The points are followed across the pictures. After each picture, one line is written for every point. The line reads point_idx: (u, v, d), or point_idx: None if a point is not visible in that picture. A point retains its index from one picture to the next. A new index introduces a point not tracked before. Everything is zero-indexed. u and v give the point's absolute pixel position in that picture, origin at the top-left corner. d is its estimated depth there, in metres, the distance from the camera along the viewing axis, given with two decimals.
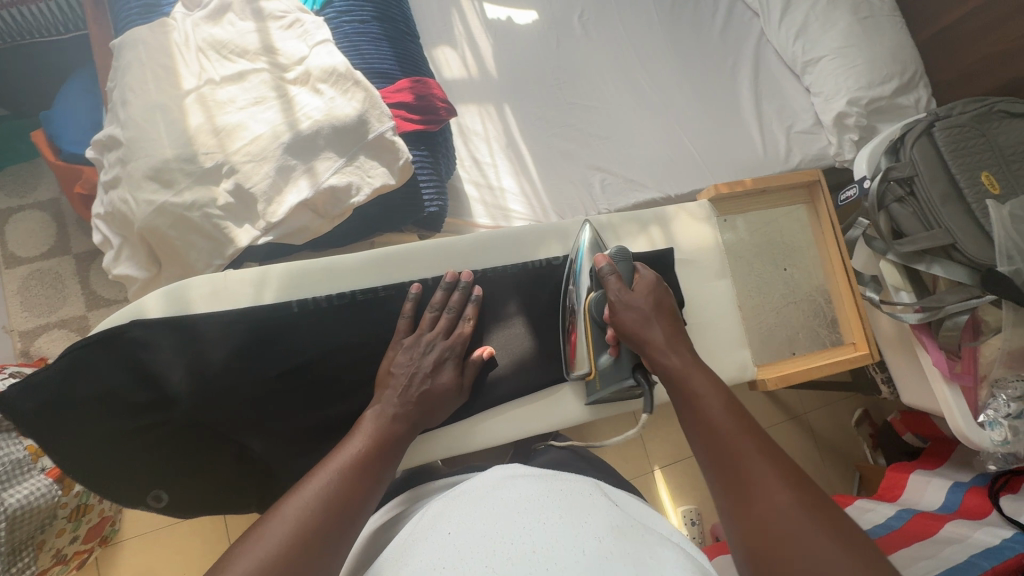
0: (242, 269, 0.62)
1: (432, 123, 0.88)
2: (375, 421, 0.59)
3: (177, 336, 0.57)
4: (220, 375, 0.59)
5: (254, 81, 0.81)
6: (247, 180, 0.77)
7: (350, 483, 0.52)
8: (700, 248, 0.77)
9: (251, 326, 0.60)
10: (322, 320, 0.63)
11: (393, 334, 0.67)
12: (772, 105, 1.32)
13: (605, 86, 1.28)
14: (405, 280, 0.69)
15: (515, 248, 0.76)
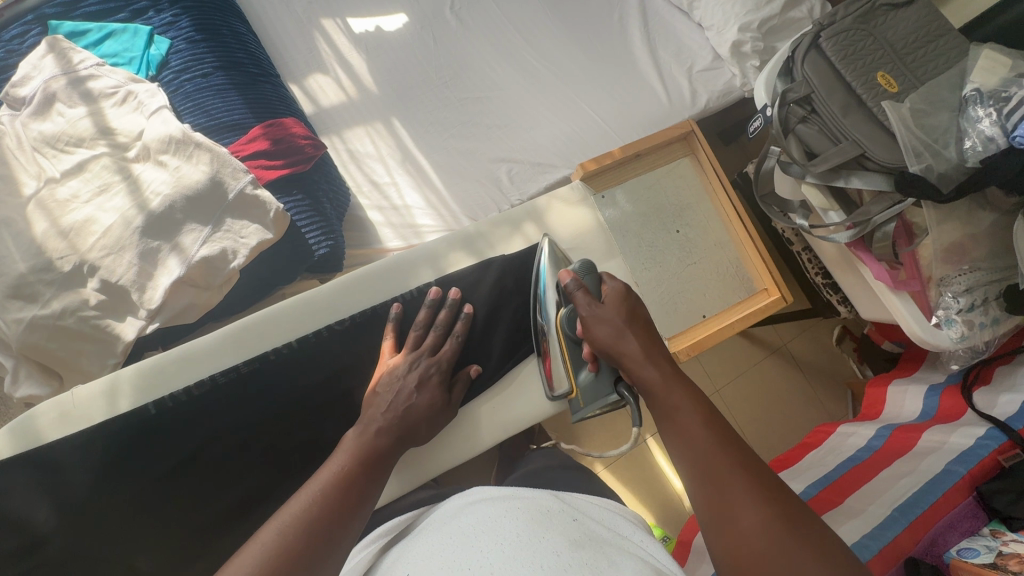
0: (89, 384, 0.61)
1: (299, 164, 0.85)
2: (358, 439, 0.61)
3: (34, 475, 0.58)
4: (90, 499, 0.59)
5: (95, 169, 0.76)
6: (111, 274, 0.73)
7: (337, 498, 0.55)
8: (580, 232, 0.77)
9: (109, 443, 0.60)
10: (184, 415, 0.62)
11: (262, 412, 0.65)
12: (668, 50, 1.27)
13: (492, 73, 1.22)
14: (266, 349, 0.66)
15: (384, 283, 0.71)
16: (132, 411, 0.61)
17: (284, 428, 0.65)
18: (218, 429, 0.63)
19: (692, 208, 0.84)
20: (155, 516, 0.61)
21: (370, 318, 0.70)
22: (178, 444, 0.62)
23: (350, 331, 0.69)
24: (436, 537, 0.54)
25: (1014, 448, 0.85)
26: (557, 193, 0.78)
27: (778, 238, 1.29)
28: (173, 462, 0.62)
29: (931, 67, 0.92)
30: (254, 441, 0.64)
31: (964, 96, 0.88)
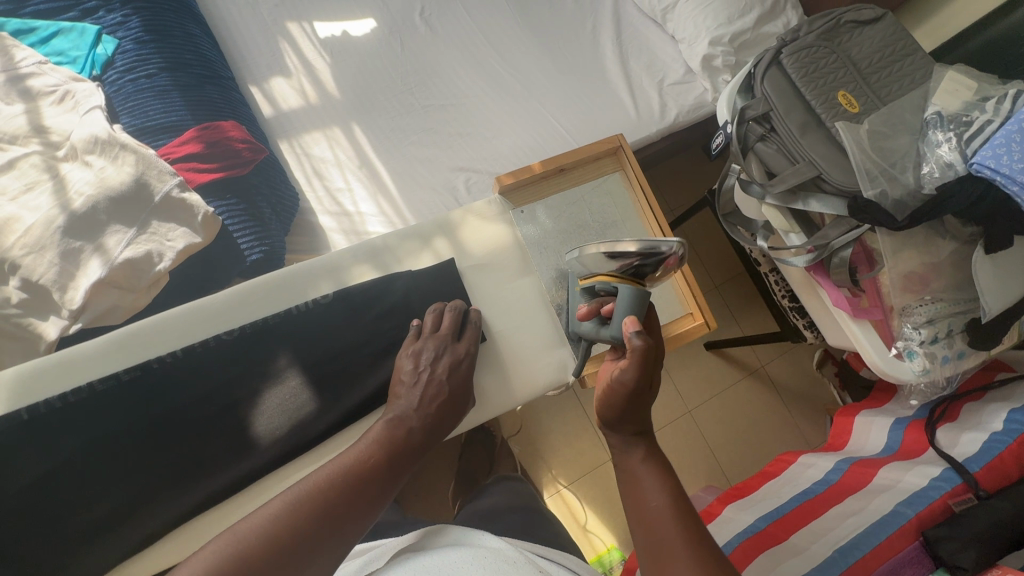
0: None
1: (236, 168, 0.85)
2: (390, 424, 0.61)
3: None
4: None
5: (24, 166, 0.76)
6: (32, 274, 0.73)
7: (366, 480, 0.55)
8: (496, 247, 0.78)
9: None
10: (60, 418, 0.62)
11: (139, 419, 0.64)
12: (640, 61, 1.25)
13: (457, 81, 1.21)
14: (149, 357, 0.66)
15: (279, 294, 0.71)
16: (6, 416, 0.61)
17: (169, 434, 0.65)
18: (101, 432, 0.63)
19: (619, 226, 0.82)
20: (34, 520, 0.60)
21: (261, 329, 0.69)
22: (56, 447, 0.61)
23: (241, 341, 0.68)
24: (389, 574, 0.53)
25: (968, 492, 0.81)
26: (472, 207, 0.79)
27: (747, 258, 1.25)
28: (52, 465, 0.61)
29: (895, 87, 0.88)
30: (139, 446, 0.64)
31: (926, 119, 0.84)
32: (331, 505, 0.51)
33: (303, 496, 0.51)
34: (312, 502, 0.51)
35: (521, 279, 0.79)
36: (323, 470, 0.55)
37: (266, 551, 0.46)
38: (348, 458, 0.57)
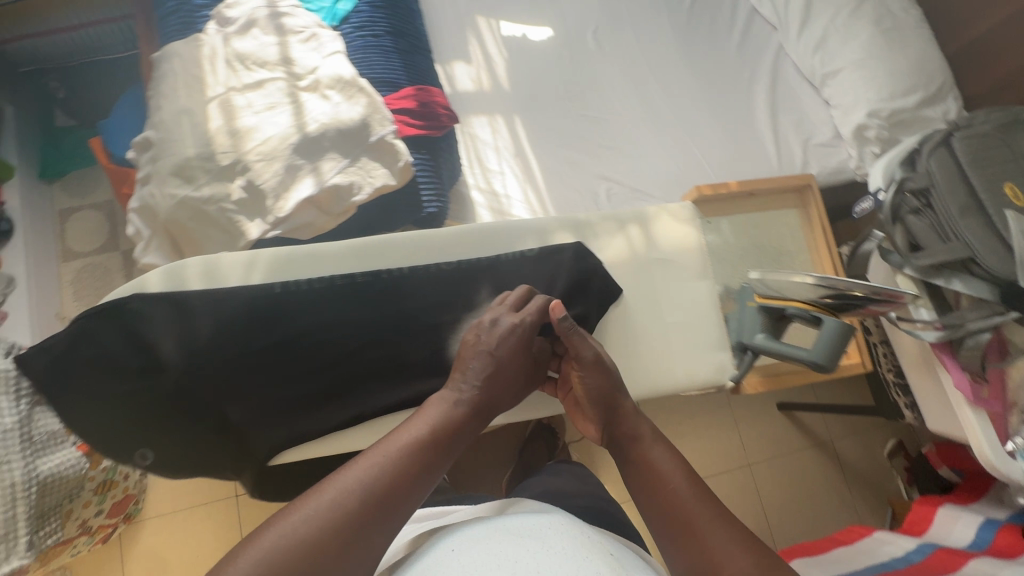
0: (233, 253, 0.69)
1: (432, 129, 0.93)
2: (444, 406, 0.58)
3: (171, 310, 0.63)
4: (207, 348, 0.64)
5: (271, 88, 0.87)
6: (258, 178, 0.84)
7: (423, 464, 0.52)
8: (686, 245, 0.79)
9: (243, 305, 0.66)
10: (305, 300, 0.69)
11: (361, 318, 0.71)
12: (789, 117, 1.30)
13: (615, 97, 1.29)
14: (381, 268, 0.74)
15: (492, 241, 0.78)
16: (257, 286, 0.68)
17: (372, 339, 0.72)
18: (323, 322, 0.70)
19: (791, 255, 0.88)
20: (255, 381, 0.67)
21: (474, 267, 0.76)
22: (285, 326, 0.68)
23: (455, 274, 0.75)
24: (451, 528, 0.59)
25: None
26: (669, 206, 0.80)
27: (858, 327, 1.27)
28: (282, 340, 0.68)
29: None
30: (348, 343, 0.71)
31: None
32: (385, 490, 0.49)
33: (363, 480, 0.48)
34: (371, 486, 0.48)
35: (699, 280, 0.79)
36: (378, 453, 0.51)
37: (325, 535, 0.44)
38: (400, 437, 0.53)
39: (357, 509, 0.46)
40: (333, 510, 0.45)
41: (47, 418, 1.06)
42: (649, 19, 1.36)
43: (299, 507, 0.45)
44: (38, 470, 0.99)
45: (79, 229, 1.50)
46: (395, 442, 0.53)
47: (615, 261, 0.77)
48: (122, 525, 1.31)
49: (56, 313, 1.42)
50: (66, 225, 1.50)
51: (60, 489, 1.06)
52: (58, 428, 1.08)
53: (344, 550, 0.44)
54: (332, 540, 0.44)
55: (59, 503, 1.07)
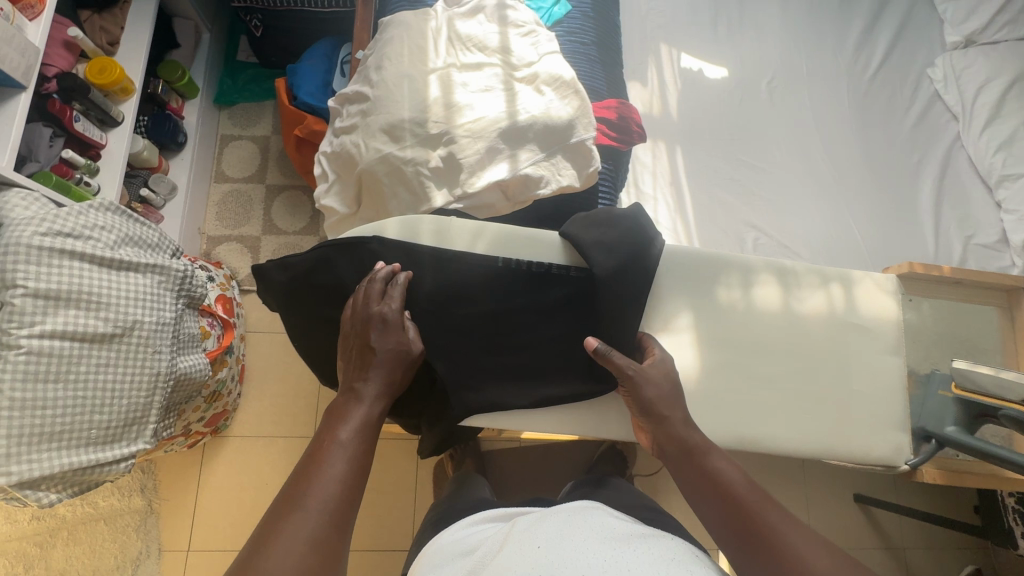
0: (465, 221, 0.78)
1: (624, 143, 0.95)
2: (357, 409, 0.64)
3: (402, 257, 0.75)
4: (427, 302, 0.74)
5: (489, 72, 0.92)
6: (460, 151, 0.88)
7: (354, 464, 0.60)
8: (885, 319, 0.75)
9: (462, 271, 0.75)
10: (516, 279, 0.75)
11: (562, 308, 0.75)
12: (953, 210, 1.25)
13: (777, 150, 1.28)
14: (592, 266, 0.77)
15: (693, 269, 0.76)
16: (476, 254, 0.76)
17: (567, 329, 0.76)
18: (525, 303, 0.76)
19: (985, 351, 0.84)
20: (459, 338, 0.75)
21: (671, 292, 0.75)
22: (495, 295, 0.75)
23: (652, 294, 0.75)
24: (519, 531, 0.61)
25: None
26: (874, 274, 0.77)
27: None
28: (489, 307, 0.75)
29: None
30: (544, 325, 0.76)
31: None
32: (349, 501, 0.57)
33: (327, 501, 0.56)
34: (335, 507, 0.56)
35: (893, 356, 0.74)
36: (329, 475, 0.58)
37: (314, 555, 0.52)
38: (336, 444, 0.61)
39: (334, 520, 0.55)
40: (317, 534, 0.53)
41: (191, 321, 1.14)
42: (827, 80, 1.35)
43: (280, 539, 0.52)
44: (176, 366, 1.06)
45: (234, 155, 1.61)
46: (339, 458, 0.60)
47: (815, 319, 0.74)
48: (210, 436, 1.38)
49: (199, 228, 1.53)
50: (224, 149, 1.61)
51: (184, 389, 1.13)
52: (196, 332, 1.15)
53: (331, 557, 0.53)
54: (322, 555, 0.52)
55: (181, 401, 1.14)
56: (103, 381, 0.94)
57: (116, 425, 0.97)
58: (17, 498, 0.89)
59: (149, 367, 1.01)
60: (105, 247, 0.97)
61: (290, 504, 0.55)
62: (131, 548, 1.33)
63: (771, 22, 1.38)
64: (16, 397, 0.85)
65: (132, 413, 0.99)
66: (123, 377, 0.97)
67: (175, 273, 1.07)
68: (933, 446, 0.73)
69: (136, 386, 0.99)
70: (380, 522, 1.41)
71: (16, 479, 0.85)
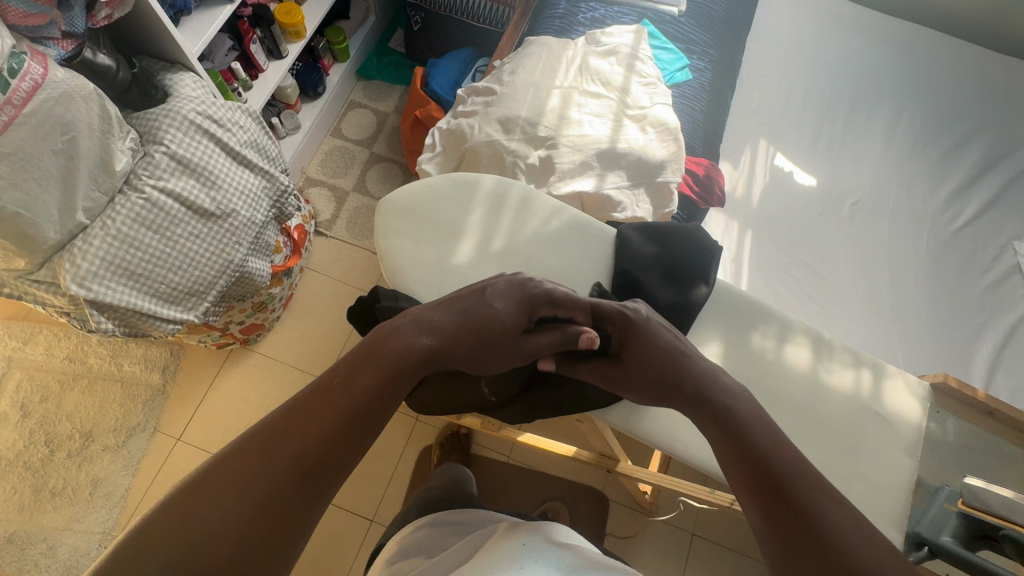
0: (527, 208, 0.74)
1: (703, 200, 1.03)
2: (393, 343, 0.60)
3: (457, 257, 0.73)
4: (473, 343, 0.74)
5: (605, 103, 1.04)
6: (558, 157, 0.98)
7: (352, 422, 0.55)
8: (908, 420, 0.72)
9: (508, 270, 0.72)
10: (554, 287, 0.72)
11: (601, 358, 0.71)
12: (1009, 378, 1.23)
13: (843, 265, 1.32)
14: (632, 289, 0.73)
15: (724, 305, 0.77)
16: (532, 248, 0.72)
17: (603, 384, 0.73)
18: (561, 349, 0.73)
19: None
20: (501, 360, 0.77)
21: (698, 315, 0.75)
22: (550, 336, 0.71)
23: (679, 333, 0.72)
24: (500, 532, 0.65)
25: None
26: (906, 373, 0.74)
27: None
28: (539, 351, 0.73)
29: None
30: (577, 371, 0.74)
31: None
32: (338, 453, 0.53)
33: (315, 443, 0.52)
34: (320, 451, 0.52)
35: (904, 457, 0.70)
36: (331, 419, 0.54)
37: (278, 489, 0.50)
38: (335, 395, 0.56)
39: (312, 464, 0.52)
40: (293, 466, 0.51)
41: (272, 232, 1.25)
42: (911, 220, 1.39)
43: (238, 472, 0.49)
44: (246, 264, 1.17)
45: (354, 119, 1.80)
46: (345, 407, 0.55)
47: (837, 392, 0.72)
48: (238, 344, 1.47)
49: (302, 167, 1.70)
50: (348, 111, 1.81)
51: (243, 287, 1.22)
52: (272, 243, 1.27)
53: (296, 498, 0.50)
54: (272, 505, 0.49)
55: (236, 297, 1.24)
56: (188, 251, 1.05)
57: (181, 290, 1.07)
58: (82, 317, 0.98)
59: (227, 254, 1.11)
60: (237, 143, 1.11)
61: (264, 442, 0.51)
62: (132, 418, 1.41)
63: (871, 152, 1.45)
64: (121, 231, 0.97)
65: (197, 286, 1.09)
66: (205, 251, 1.08)
67: (278, 186, 1.20)
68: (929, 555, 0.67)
69: (210, 265, 1.09)
70: (352, 483, 1.44)
71: (91, 296, 0.94)
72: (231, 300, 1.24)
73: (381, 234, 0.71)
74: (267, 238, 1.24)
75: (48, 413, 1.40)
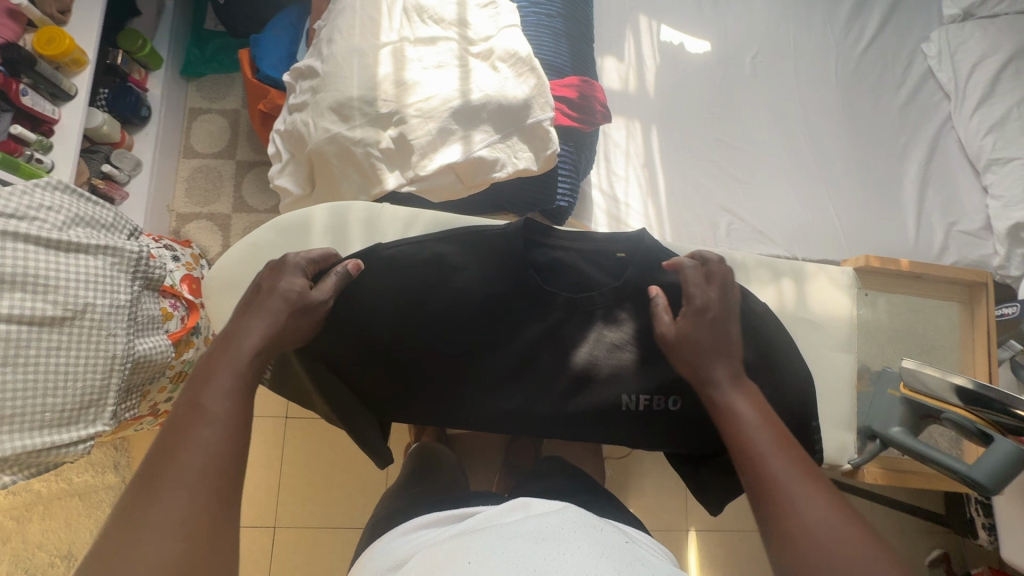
0: (397, 208, 0.70)
1: (586, 124, 0.91)
2: (252, 336, 0.55)
3: None
4: (522, 369, 0.67)
5: (443, 47, 0.88)
6: (411, 132, 0.84)
7: (235, 400, 0.50)
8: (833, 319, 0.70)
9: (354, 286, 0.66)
10: (428, 270, 0.66)
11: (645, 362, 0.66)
12: (938, 196, 1.21)
13: (758, 130, 1.23)
14: (484, 242, 0.65)
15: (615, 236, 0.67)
16: (459, 247, 0.66)
17: (642, 438, 0.66)
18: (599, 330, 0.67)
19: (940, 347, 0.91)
20: (374, 311, 0.65)
21: (593, 242, 0.67)
22: (557, 293, 0.66)
23: (570, 273, 0.67)
24: (448, 545, 0.48)
25: None
26: (829, 267, 0.72)
27: None
28: (476, 326, 0.67)
29: None
30: (623, 407, 0.65)
31: None
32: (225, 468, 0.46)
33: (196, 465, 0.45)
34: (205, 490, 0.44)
35: (838, 353, 0.69)
36: (193, 453, 0.45)
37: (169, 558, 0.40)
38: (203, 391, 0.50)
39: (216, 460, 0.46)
40: (186, 512, 0.42)
41: (149, 301, 1.10)
42: (815, 56, 1.29)
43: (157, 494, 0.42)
44: (135, 348, 1.03)
45: (203, 129, 1.56)
46: (209, 417, 0.48)
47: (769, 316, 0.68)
48: None
49: (167, 206, 1.50)
50: (192, 123, 1.57)
51: (146, 370, 1.10)
52: (156, 311, 1.12)
53: (218, 529, 0.43)
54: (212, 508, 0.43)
55: (143, 383, 1.12)
56: (54, 366, 0.85)
57: (69, 409, 0.87)
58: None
59: (104, 350, 0.90)
60: (52, 227, 0.89)
61: (168, 460, 0.45)
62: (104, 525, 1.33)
63: None
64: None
65: (89, 396, 0.89)
66: (75, 362, 0.87)
67: (129, 254, 0.96)
68: (876, 446, 0.67)
69: (91, 370, 0.89)
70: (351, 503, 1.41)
71: None
72: (137, 387, 1.11)
73: (218, 321, 0.68)
74: (145, 309, 1.09)
75: (16, 554, 1.26)
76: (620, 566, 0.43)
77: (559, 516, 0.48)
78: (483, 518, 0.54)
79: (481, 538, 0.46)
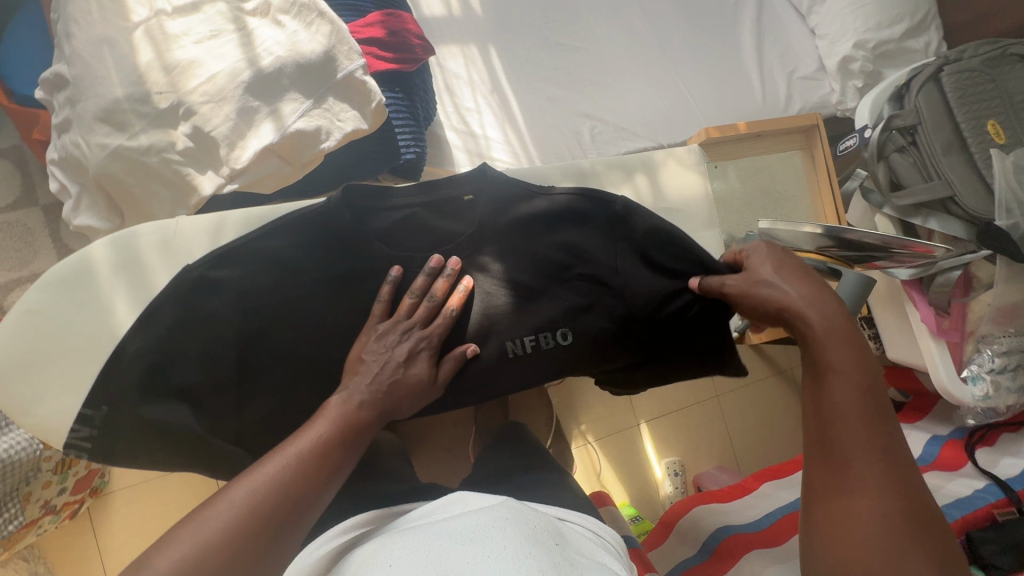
0: (196, 218, 0.63)
1: (406, 63, 0.83)
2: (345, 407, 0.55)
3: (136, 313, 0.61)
4: None
5: (210, 11, 0.74)
6: (206, 123, 0.71)
7: (319, 466, 0.50)
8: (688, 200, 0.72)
9: (179, 317, 0.59)
10: (266, 276, 0.61)
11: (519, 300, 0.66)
12: (774, 48, 1.24)
13: (596, 25, 1.19)
14: (321, 226, 0.61)
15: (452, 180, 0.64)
16: (289, 241, 0.61)
17: (535, 374, 0.66)
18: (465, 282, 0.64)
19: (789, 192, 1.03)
20: (213, 332, 0.60)
21: (432, 194, 0.64)
22: (410, 256, 0.64)
23: (418, 234, 0.64)
24: (378, 545, 0.46)
25: (1009, 506, 0.90)
26: (675, 151, 0.72)
27: None
28: (339, 315, 0.63)
29: None
30: (509, 352, 0.65)
31: None
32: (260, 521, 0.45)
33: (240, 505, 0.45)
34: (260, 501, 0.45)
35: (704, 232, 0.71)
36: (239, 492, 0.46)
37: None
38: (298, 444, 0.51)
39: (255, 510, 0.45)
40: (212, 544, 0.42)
41: None
42: None
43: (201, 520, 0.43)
44: None
45: None
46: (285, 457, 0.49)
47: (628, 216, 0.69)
48: (90, 499, 1.15)
49: None
50: None
51: (14, 472, 0.94)
52: None
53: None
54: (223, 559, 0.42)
55: (15, 487, 0.96)
56: None
57: None
58: None
59: None
60: None
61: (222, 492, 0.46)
62: None
63: None
64: None
65: None
66: None
67: None
68: None
69: None
70: None
71: None
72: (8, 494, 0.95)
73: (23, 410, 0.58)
74: None
75: None
76: (546, 567, 0.39)
77: (492, 512, 0.45)
78: (417, 518, 0.52)
79: (404, 538, 0.44)
